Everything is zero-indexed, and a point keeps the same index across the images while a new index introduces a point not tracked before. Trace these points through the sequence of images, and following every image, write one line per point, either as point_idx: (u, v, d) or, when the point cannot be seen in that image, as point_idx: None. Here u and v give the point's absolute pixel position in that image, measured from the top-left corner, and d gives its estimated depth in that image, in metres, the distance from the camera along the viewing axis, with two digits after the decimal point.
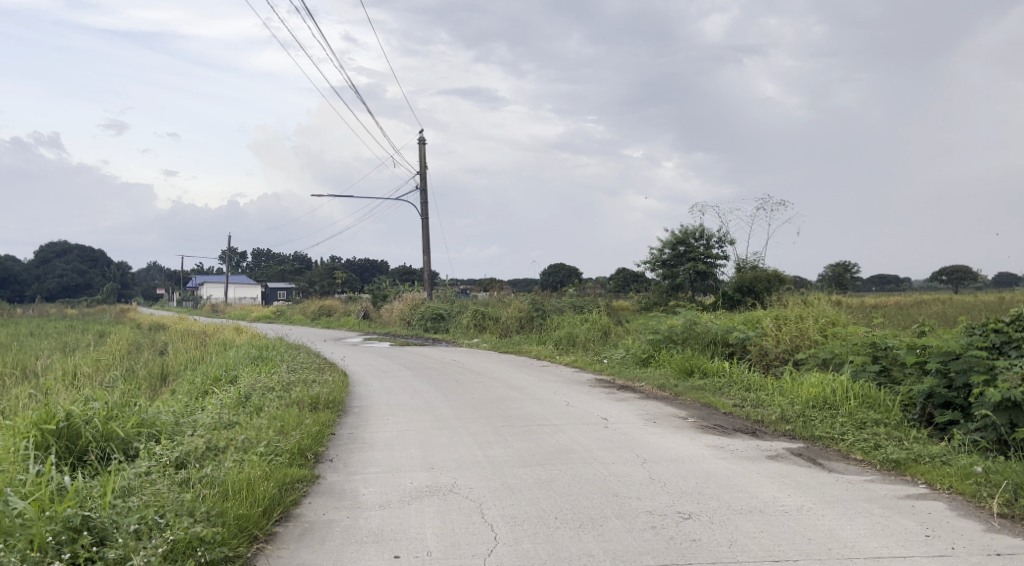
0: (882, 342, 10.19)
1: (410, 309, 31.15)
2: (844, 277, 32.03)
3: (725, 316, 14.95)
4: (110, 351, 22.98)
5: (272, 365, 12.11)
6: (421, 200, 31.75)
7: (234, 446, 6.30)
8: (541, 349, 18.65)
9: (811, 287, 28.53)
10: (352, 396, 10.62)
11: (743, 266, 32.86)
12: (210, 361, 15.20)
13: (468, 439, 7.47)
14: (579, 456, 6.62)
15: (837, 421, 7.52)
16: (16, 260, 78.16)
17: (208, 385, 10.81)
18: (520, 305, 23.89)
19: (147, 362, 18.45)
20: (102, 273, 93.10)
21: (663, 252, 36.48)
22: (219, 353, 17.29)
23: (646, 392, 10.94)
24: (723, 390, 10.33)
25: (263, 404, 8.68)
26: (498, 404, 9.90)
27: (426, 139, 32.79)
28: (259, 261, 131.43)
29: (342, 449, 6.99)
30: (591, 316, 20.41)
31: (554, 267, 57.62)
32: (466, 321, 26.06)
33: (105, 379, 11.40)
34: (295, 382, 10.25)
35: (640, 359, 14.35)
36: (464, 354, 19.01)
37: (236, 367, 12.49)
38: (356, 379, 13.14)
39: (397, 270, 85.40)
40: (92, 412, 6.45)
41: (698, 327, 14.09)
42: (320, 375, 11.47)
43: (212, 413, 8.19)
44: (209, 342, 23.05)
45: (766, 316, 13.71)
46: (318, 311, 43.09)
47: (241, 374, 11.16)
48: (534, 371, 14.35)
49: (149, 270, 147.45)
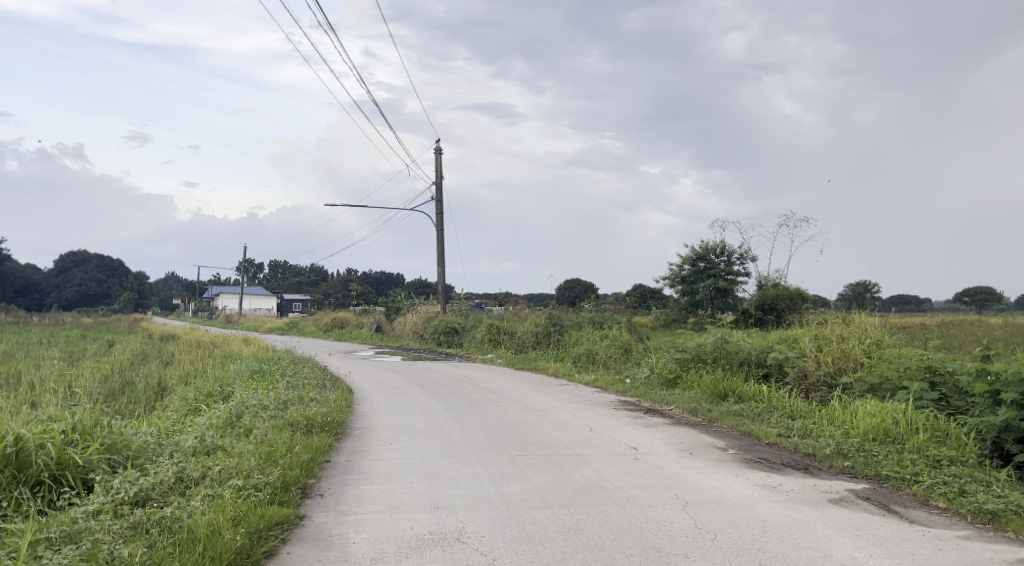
0: (940, 367, 9.17)
1: (424, 322, 30.30)
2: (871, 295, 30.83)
3: (758, 335, 13.95)
4: (114, 362, 22.28)
5: (271, 381, 11.22)
6: (436, 210, 31.01)
7: (208, 478, 5.44)
8: (558, 367, 17.69)
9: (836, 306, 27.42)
10: (355, 416, 9.72)
11: (764, 283, 31.77)
12: (210, 374, 14.38)
13: (480, 470, 6.55)
14: (609, 496, 5.68)
15: (905, 457, 6.50)
16: (35, 268, 78.52)
17: (200, 401, 9.97)
18: (537, 319, 22.97)
19: (149, 373, 17.70)
20: (119, 283, 93.48)
21: (683, 267, 35.44)
22: (221, 366, 16.46)
23: (676, 417, 9.98)
24: (763, 417, 9.33)
25: (253, 426, 7.81)
26: (514, 428, 8.97)
27: (442, 149, 32.05)
28: (275, 273, 131.65)
29: (335, 481, 6.09)
30: (611, 333, 19.44)
31: (569, 282, 56.81)
32: (481, 335, 25.18)
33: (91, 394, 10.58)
34: (293, 399, 9.36)
35: (666, 380, 13.37)
36: (477, 369, 18.11)
37: (232, 382, 11.62)
38: (362, 397, 12.24)
39: (413, 283, 84.91)
40: (48, 434, 5.61)
41: (729, 347, 13.10)
42: (321, 392, 10.59)
43: (195, 434, 7.33)
44: (216, 354, 22.25)
45: (803, 335, 12.71)
46: (331, 323, 42.34)
47: (236, 391, 10.30)
48: (552, 390, 13.42)
49: (167, 279, 148.16)
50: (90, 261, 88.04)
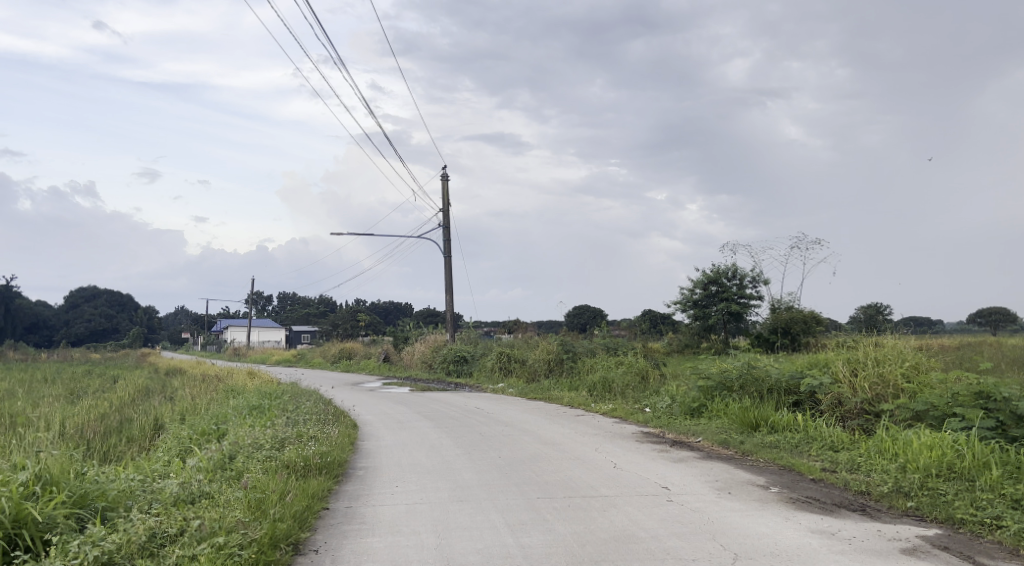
0: (996, 391, 8.40)
1: (432, 351, 29.61)
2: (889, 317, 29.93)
3: (785, 360, 13.18)
4: (114, 398, 21.58)
5: (270, 417, 10.52)
6: (443, 238, 30.51)
7: (186, 535, 4.74)
8: (572, 396, 16.90)
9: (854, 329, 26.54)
10: (359, 454, 9.02)
11: (778, 307, 30.89)
12: (207, 410, 13.66)
13: (496, 517, 5.84)
14: (646, 548, 4.94)
15: (980, 497, 5.73)
16: (45, 305, 78.43)
17: (193, 440, 9.28)
18: (548, 347, 22.21)
19: (147, 410, 16.99)
20: (128, 317, 93.31)
21: (694, 291, 34.65)
22: (222, 401, 15.76)
23: (706, 450, 9.22)
24: (802, 449, 8.56)
25: (246, 468, 7.13)
26: (531, 465, 8.24)
27: (449, 175, 31.64)
28: (284, 305, 131.47)
29: (335, 533, 5.39)
30: (626, 359, 18.67)
31: (578, 308, 56.06)
32: (491, 364, 24.41)
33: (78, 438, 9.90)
34: (291, 438, 8.67)
35: (689, 409, 12.61)
36: (488, 400, 17.35)
37: (229, 419, 10.92)
38: (367, 432, 11.53)
39: (421, 312, 84.32)
40: (6, 488, 4.93)
41: (756, 372, 12.34)
42: (323, 428, 9.89)
43: (180, 480, 6.62)
44: (220, 387, 21.58)
45: (836, 359, 11.94)
46: (338, 354, 41.58)
47: (231, 429, 9.60)
48: (569, 421, 12.67)
49: (176, 313, 148.26)
50: (99, 296, 88.10)
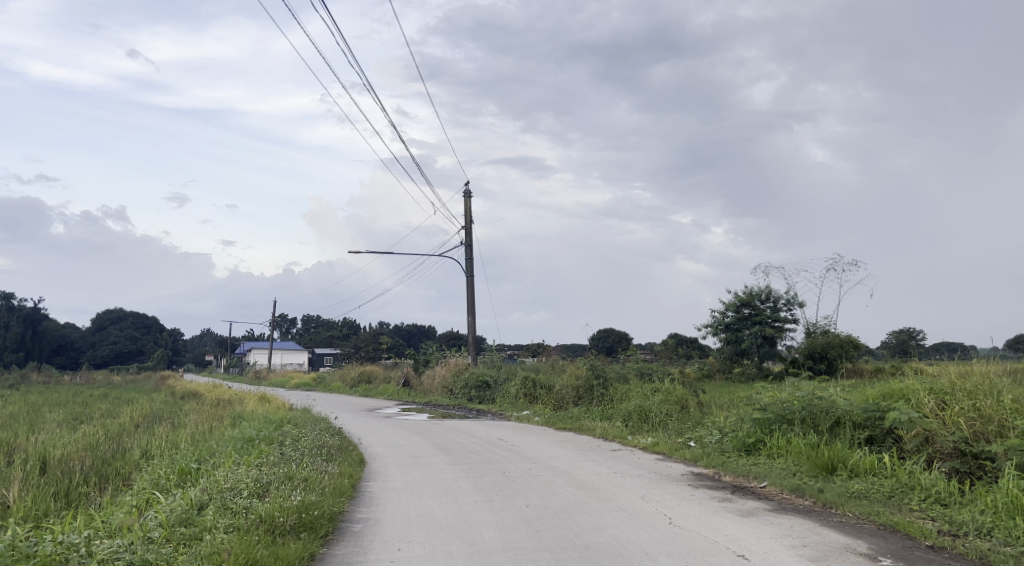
0: None
1: (453, 376, 28.18)
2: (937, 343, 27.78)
3: (854, 390, 11.51)
4: (116, 425, 20.35)
5: (262, 453, 9.16)
6: (465, 257, 29.24)
7: None
8: (605, 427, 15.30)
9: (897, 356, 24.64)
10: (358, 503, 7.56)
11: (814, 330, 29.12)
12: (202, 441, 12.31)
13: None
14: None
15: None
16: (72, 327, 78.61)
17: (166, 482, 7.95)
18: (577, 371, 20.61)
19: (144, 440, 15.70)
20: (154, 340, 93.31)
21: (726, 314, 32.89)
22: (223, 431, 14.42)
23: (777, 501, 7.63)
24: (899, 501, 6.92)
25: (208, 529, 5.77)
26: (568, 522, 6.71)
27: (471, 193, 30.43)
28: (308, 327, 131.14)
29: None
30: (662, 386, 17.07)
31: (603, 332, 54.30)
32: (515, 391, 22.85)
33: (40, 484, 8.63)
34: (278, 482, 7.28)
35: (743, 447, 10.98)
36: (512, 430, 15.82)
37: (217, 454, 9.57)
38: (375, 471, 10.05)
39: (444, 335, 82.99)
40: None
41: (822, 404, 10.69)
42: (320, 469, 8.46)
43: (118, 547, 5.29)
44: (227, 414, 20.25)
45: (918, 390, 10.25)
46: (357, 378, 40.30)
47: (212, 468, 8.23)
48: (604, 457, 11.11)
49: (203, 336, 148.92)
50: (125, 319, 88.31)
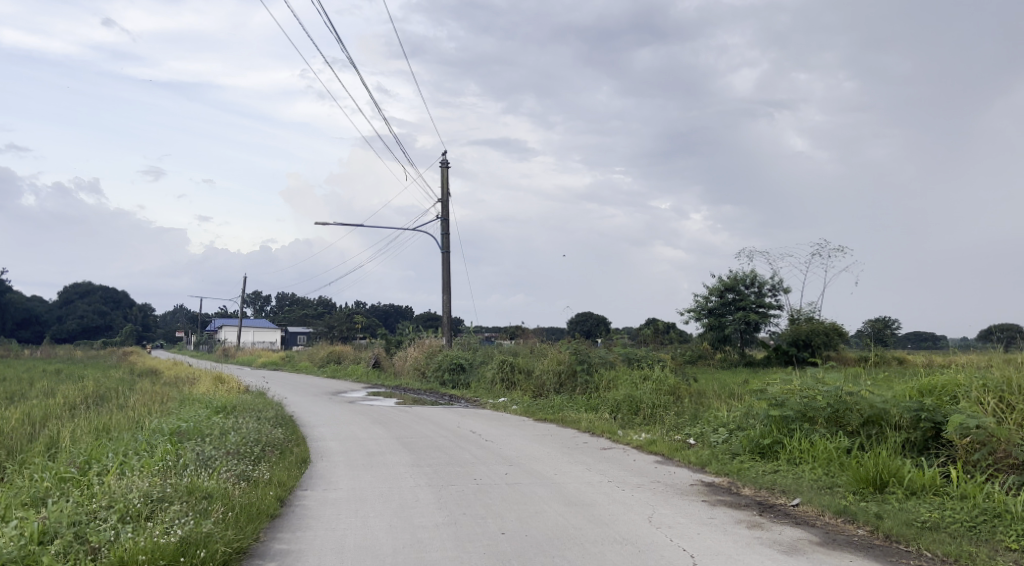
0: None
1: (426, 357, 26.40)
2: (923, 335, 26.39)
3: (884, 384, 9.85)
4: (51, 405, 18.30)
5: (172, 455, 7.33)
6: (442, 233, 27.39)
7: None
8: (591, 418, 13.67)
9: (885, 346, 23.22)
10: (281, 528, 5.74)
11: (797, 317, 27.74)
12: (121, 431, 10.40)
13: None
14: None
15: None
16: (37, 299, 75.45)
17: (30, 493, 6.10)
18: (559, 355, 18.87)
19: (70, 424, 13.76)
20: (123, 314, 90.04)
21: (709, 298, 31.39)
22: (157, 416, 12.52)
23: (823, 529, 5.95)
24: (992, 538, 5.28)
25: None
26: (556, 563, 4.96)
27: (448, 163, 28.43)
28: (283, 305, 128.26)
29: None
30: (652, 373, 15.43)
31: (581, 316, 52.53)
32: (491, 375, 21.14)
33: None
34: (168, 500, 5.49)
35: (758, 450, 9.31)
36: (485, 420, 14.10)
37: (119, 453, 7.73)
38: (317, 475, 8.21)
39: (421, 316, 80.88)
40: None
41: (851, 399, 9.04)
42: (239, 483, 6.65)
43: None
44: (173, 396, 18.28)
45: (969, 386, 8.59)
46: (327, 357, 38.26)
47: (95, 476, 6.37)
48: (593, 459, 9.39)
49: (176, 311, 145.56)
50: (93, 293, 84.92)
